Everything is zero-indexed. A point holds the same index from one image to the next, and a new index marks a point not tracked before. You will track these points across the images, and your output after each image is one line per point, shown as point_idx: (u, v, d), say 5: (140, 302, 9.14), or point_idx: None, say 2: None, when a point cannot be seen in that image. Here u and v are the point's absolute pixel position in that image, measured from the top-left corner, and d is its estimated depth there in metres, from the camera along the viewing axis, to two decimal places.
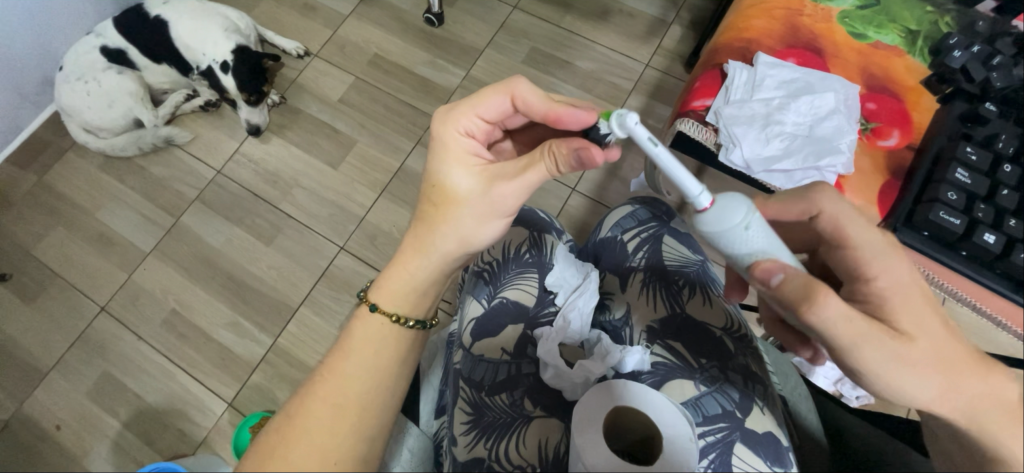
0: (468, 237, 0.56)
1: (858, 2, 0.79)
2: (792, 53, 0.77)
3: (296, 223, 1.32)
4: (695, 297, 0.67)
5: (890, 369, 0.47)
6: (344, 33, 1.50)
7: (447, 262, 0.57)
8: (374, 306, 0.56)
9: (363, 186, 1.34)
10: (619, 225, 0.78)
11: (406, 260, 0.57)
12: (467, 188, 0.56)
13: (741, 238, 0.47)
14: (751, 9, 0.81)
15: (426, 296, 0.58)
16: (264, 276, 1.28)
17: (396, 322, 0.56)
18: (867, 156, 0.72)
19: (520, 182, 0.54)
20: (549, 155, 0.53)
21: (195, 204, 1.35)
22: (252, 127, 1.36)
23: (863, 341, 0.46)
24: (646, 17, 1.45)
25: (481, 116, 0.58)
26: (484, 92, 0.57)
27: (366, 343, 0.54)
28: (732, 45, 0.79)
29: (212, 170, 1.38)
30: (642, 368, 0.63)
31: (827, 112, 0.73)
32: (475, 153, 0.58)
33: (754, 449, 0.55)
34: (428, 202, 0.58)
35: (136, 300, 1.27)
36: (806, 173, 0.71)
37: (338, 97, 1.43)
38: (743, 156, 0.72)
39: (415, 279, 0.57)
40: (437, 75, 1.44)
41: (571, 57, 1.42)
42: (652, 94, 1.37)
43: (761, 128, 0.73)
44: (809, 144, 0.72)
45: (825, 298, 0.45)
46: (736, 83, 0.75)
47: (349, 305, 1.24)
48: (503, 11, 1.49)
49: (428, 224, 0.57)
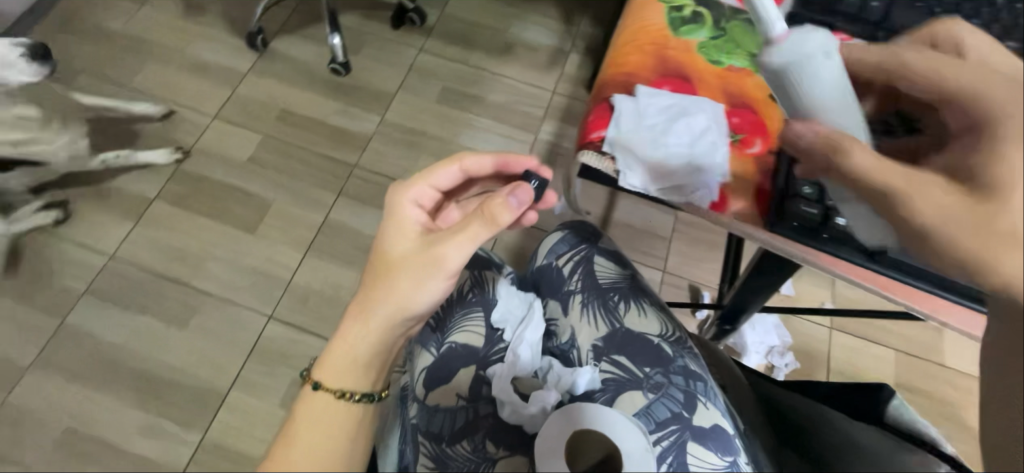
0: (408, 298, 0.53)
1: (709, 33, 0.81)
2: (666, 81, 0.77)
3: (214, 299, 1.21)
4: (631, 310, 0.71)
5: (989, 227, 0.34)
6: (245, 90, 1.44)
7: (387, 326, 0.53)
8: (316, 384, 0.52)
9: (287, 246, 1.27)
10: (553, 251, 0.80)
11: (349, 331, 0.53)
12: (407, 249, 0.55)
13: (815, 70, 0.43)
14: (624, 46, 0.80)
15: (367, 367, 0.53)
16: (183, 363, 1.16)
17: (340, 398, 0.52)
18: (739, 164, 0.70)
19: (461, 238, 0.54)
20: (488, 212, 0.54)
21: (88, 298, 1.20)
22: (25, 51, 1.04)
23: (909, 190, 0.37)
24: (546, 47, 1.55)
25: (431, 184, 0.61)
26: (435, 165, 0.62)
27: (308, 429, 0.51)
28: (616, 79, 0.76)
29: (104, 257, 1.24)
30: (594, 387, 0.65)
31: (704, 129, 0.72)
32: (421, 217, 0.59)
33: (706, 445, 0.59)
34: (371, 267, 0.56)
35: (21, 422, 1.09)
36: (699, 189, 0.67)
37: (247, 158, 1.36)
38: (641, 179, 0.68)
39: (354, 349, 0.53)
40: (351, 123, 1.42)
41: (482, 92, 1.48)
42: (563, 118, 1.46)
43: (652, 151, 0.70)
44: (694, 161, 0.69)
45: (850, 149, 0.41)
46: (624, 111, 0.72)
47: (286, 377, 1.15)
48: (409, 54, 1.51)
49: (370, 289, 0.54)
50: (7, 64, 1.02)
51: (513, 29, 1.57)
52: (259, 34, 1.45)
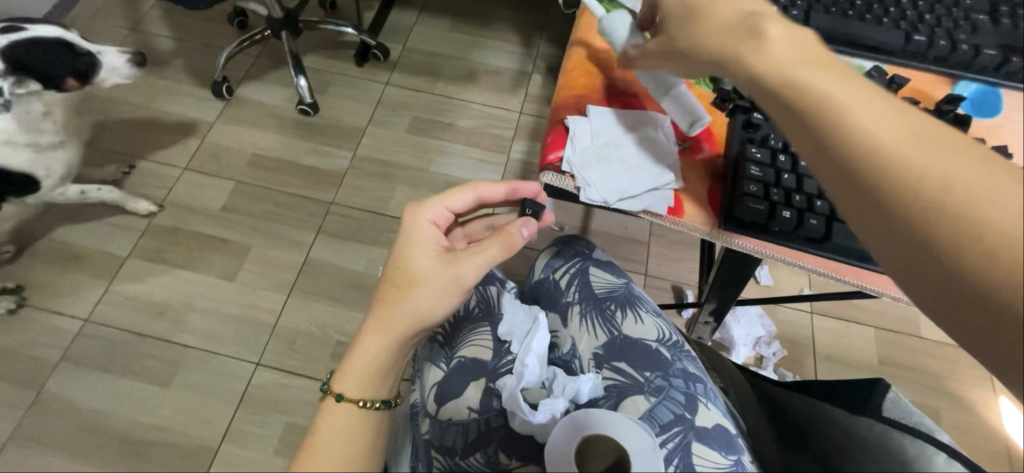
0: (430, 317, 0.54)
1: None
2: (615, 98, 0.76)
3: (197, 352, 1.18)
4: (628, 317, 0.73)
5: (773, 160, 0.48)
6: (213, 138, 1.43)
7: (404, 342, 0.54)
8: (339, 396, 0.53)
9: (269, 290, 1.25)
10: (550, 266, 0.82)
11: (368, 347, 0.54)
12: (429, 268, 0.55)
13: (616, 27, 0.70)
14: (571, 67, 0.79)
15: (382, 376, 0.54)
16: (169, 423, 1.11)
17: (360, 406, 0.53)
18: (691, 169, 0.70)
19: (484, 257, 0.56)
20: (506, 236, 0.57)
21: (62, 366, 1.15)
22: (130, 57, 1.20)
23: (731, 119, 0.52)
24: (508, 71, 1.60)
25: (448, 206, 0.61)
26: (452, 187, 0.62)
27: (329, 441, 0.51)
28: (568, 102, 0.76)
29: (77, 321, 1.19)
30: (598, 394, 0.66)
31: (656, 140, 0.71)
32: (439, 239, 0.59)
33: (709, 444, 0.60)
34: (388, 284, 0.55)
35: None
36: (654, 196, 0.67)
37: (221, 205, 1.35)
38: (600, 193, 0.66)
39: (373, 363, 0.54)
40: (324, 161, 1.42)
41: (452, 119, 1.51)
42: (532, 136, 1.50)
43: (607, 165, 0.68)
44: (649, 170, 0.68)
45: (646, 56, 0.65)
46: (579, 132, 0.71)
47: (279, 424, 1.12)
48: (376, 89, 1.54)
49: (388, 308, 0.54)
50: (113, 67, 1.17)
51: (476, 57, 1.62)
52: (223, 82, 1.45)
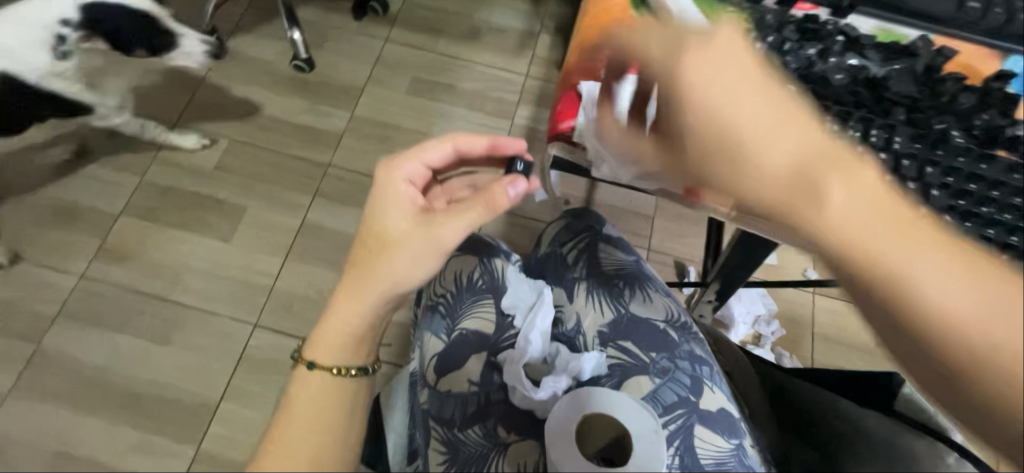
0: (404, 281, 0.53)
1: None
2: None
3: (195, 312, 1.17)
4: (636, 296, 0.72)
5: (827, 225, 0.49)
6: (205, 93, 1.37)
7: (381, 306, 0.53)
8: (311, 364, 0.52)
9: (266, 253, 1.24)
10: (557, 240, 0.82)
11: (342, 311, 0.52)
12: (402, 231, 0.53)
13: None
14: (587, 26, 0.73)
15: (361, 344, 0.53)
16: (169, 380, 1.12)
17: (334, 374, 0.52)
18: None
19: (460, 220, 0.53)
20: (487, 198, 0.53)
21: (60, 321, 1.14)
22: (210, 48, 1.16)
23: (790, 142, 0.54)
24: (514, 30, 1.52)
25: (425, 161, 0.58)
26: (427, 141, 0.58)
27: (303, 408, 0.51)
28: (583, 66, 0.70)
29: (73, 277, 1.18)
30: (601, 372, 0.66)
31: None
32: (415, 198, 0.56)
33: (712, 428, 0.60)
34: (361, 247, 0.54)
35: (4, 452, 1.05)
36: None
37: (215, 164, 1.31)
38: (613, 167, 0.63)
39: (347, 328, 0.52)
40: (320, 121, 1.37)
41: (454, 80, 1.45)
42: (538, 101, 1.44)
43: None
44: None
45: None
46: (594, 99, 0.66)
47: (277, 385, 1.13)
48: (375, 46, 1.47)
49: (362, 271, 0.53)
50: (189, 51, 1.13)
51: (480, 14, 1.53)
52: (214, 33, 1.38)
